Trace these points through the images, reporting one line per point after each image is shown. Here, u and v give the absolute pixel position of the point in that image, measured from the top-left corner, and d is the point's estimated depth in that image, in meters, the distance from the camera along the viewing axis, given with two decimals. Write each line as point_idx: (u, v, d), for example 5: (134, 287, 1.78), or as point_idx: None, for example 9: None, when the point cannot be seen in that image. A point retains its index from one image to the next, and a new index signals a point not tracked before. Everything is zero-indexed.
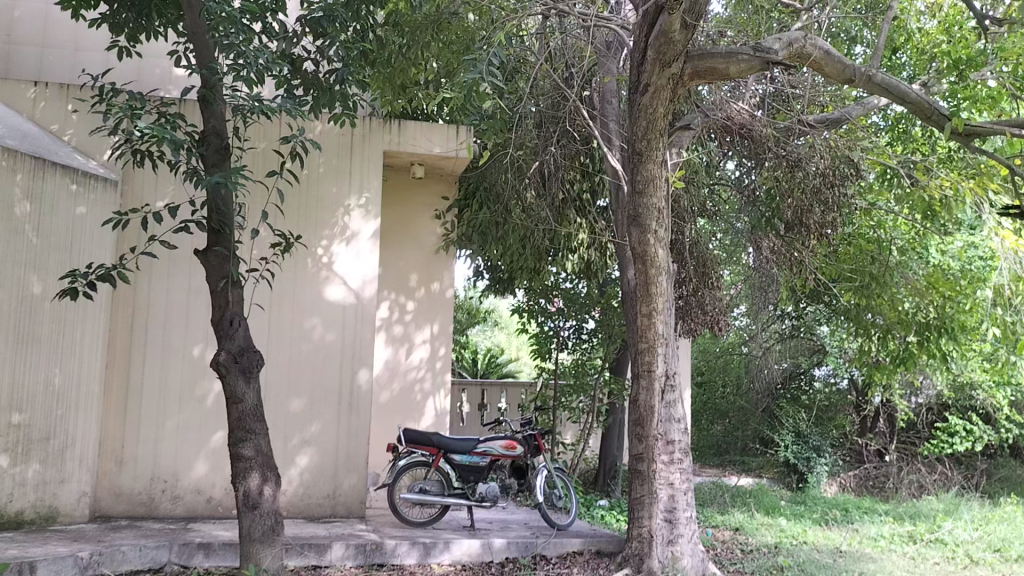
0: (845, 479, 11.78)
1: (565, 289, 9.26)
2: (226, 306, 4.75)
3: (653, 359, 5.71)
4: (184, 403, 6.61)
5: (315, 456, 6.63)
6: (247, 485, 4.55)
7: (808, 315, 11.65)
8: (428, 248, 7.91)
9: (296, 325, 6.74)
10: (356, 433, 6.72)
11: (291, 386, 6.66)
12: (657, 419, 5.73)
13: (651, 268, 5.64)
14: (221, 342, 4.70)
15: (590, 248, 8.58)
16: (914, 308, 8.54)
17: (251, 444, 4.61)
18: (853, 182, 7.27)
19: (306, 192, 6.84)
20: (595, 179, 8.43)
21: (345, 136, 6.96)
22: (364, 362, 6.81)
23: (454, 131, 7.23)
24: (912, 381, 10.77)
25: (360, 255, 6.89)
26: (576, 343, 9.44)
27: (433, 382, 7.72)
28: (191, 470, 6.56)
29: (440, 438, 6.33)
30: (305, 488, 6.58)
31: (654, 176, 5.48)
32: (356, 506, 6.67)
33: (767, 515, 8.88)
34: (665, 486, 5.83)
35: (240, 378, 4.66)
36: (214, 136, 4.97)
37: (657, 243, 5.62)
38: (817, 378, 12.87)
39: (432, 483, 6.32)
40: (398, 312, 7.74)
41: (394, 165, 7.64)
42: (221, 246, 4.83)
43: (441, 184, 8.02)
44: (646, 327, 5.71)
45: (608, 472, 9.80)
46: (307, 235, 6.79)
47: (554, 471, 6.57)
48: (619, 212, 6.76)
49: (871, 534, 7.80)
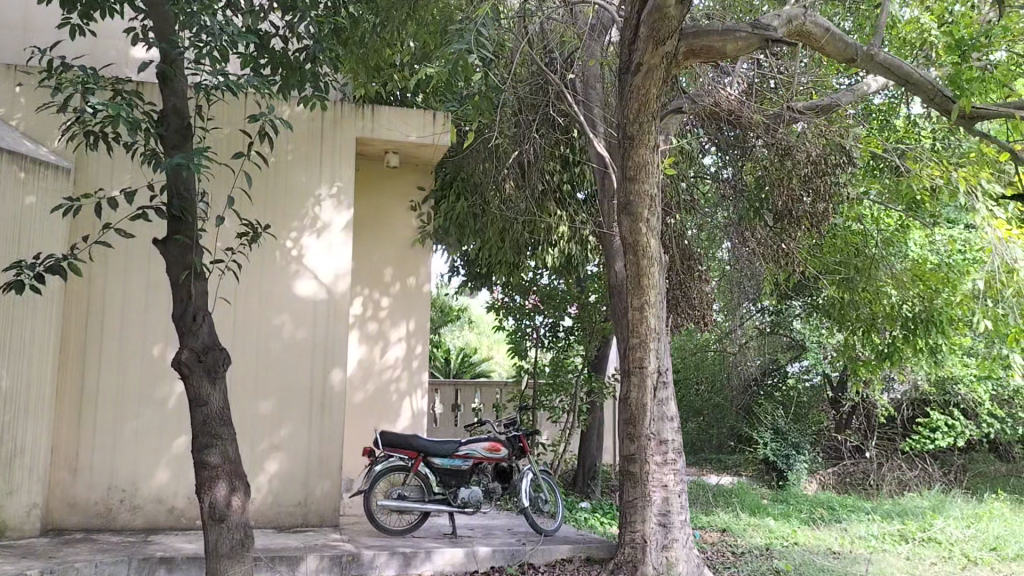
0: (824, 476, 11.62)
1: (542, 286, 8.88)
2: (189, 300, 4.35)
3: (644, 355, 5.36)
4: (143, 407, 6.18)
5: (286, 462, 6.24)
6: (213, 496, 4.15)
7: (787, 312, 11.43)
8: (404, 241, 7.50)
9: (264, 322, 6.34)
10: (329, 436, 6.33)
11: (258, 386, 6.27)
12: (649, 418, 5.36)
13: (643, 259, 5.32)
14: (184, 340, 4.31)
15: (570, 242, 8.26)
16: (900, 302, 8.36)
17: (218, 451, 4.22)
18: (845, 169, 7.02)
19: (273, 181, 6.45)
20: (574, 170, 8.19)
21: (316, 121, 6.57)
22: (337, 361, 6.43)
23: (431, 117, 6.87)
24: (895, 377, 10.63)
25: (332, 248, 6.51)
26: (552, 339, 9.10)
27: (410, 382, 7.33)
28: (152, 477, 6.13)
29: (420, 442, 5.99)
30: (275, 496, 6.18)
31: (646, 161, 5.16)
32: (329, 514, 6.28)
33: (754, 514, 8.62)
34: (657, 487, 5.55)
35: (204, 379, 4.26)
36: (175, 116, 4.56)
37: (650, 232, 5.29)
38: (791, 374, 12.52)
39: (411, 489, 5.95)
40: (372, 308, 7.34)
41: (367, 153, 7.25)
42: (183, 235, 4.44)
43: (417, 173, 7.59)
44: (637, 321, 5.39)
45: (588, 473, 9.53)
46: (275, 225, 6.40)
47: (539, 474, 6.29)
48: (603, 198, 6.46)
49: (862, 533, 7.59)
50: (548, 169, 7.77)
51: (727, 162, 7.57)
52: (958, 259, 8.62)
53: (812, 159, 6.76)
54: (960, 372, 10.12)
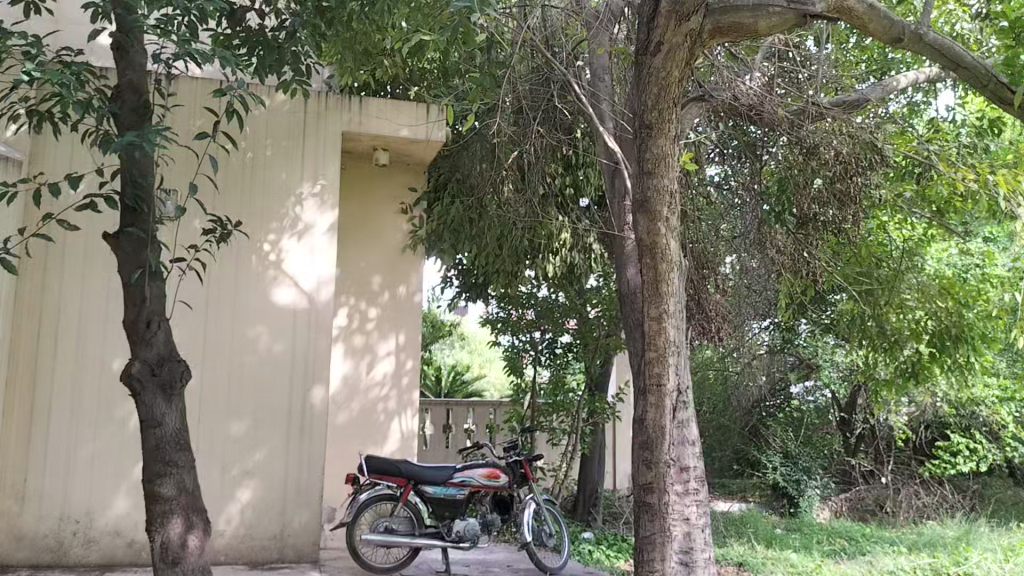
0: (838, 504, 10.93)
1: (540, 299, 8.21)
2: (142, 305, 3.74)
3: (663, 371, 4.67)
4: (101, 428, 5.51)
5: (260, 489, 5.59)
6: (166, 535, 3.49)
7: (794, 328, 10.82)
8: (393, 247, 6.91)
9: (237, 333, 5.72)
10: (309, 461, 5.68)
11: (229, 404, 5.63)
12: (670, 442, 4.69)
13: (662, 263, 4.64)
14: (136, 350, 3.68)
15: (573, 250, 7.66)
16: (928, 317, 7.80)
17: (172, 481, 3.58)
18: (878, 170, 6.45)
19: (249, 178, 5.85)
20: (578, 173, 7.67)
21: (297, 114, 5.99)
22: (319, 378, 5.80)
23: (424, 110, 6.29)
24: (915, 397, 10.09)
25: (314, 252, 5.91)
26: (551, 357, 8.48)
27: (399, 401, 6.70)
28: (109, 507, 5.46)
29: (410, 468, 5.35)
30: (248, 528, 5.53)
31: (668, 152, 4.56)
32: (309, 549, 5.62)
33: (771, 545, 8.02)
34: (680, 523, 4.88)
35: (159, 396, 3.63)
36: (131, 92, 3.94)
37: (670, 233, 4.63)
38: (795, 396, 12.04)
39: (400, 521, 5.30)
40: (359, 320, 6.72)
41: (355, 151, 6.66)
42: (137, 228, 3.83)
43: (408, 174, 6.99)
44: (655, 332, 4.69)
45: (589, 500, 8.90)
46: (251, 226, 5.80)
47: (543, 506, 5.66)
48: (612, 198, 5.94)
49: (890, 568, 7.00)
50: (550, 172, 7.25)
51: (736, 172, 7.18)
52: (978, 283, 8.21)
53: (840, 159, 6.19)
54: (981, 393, 9.67)
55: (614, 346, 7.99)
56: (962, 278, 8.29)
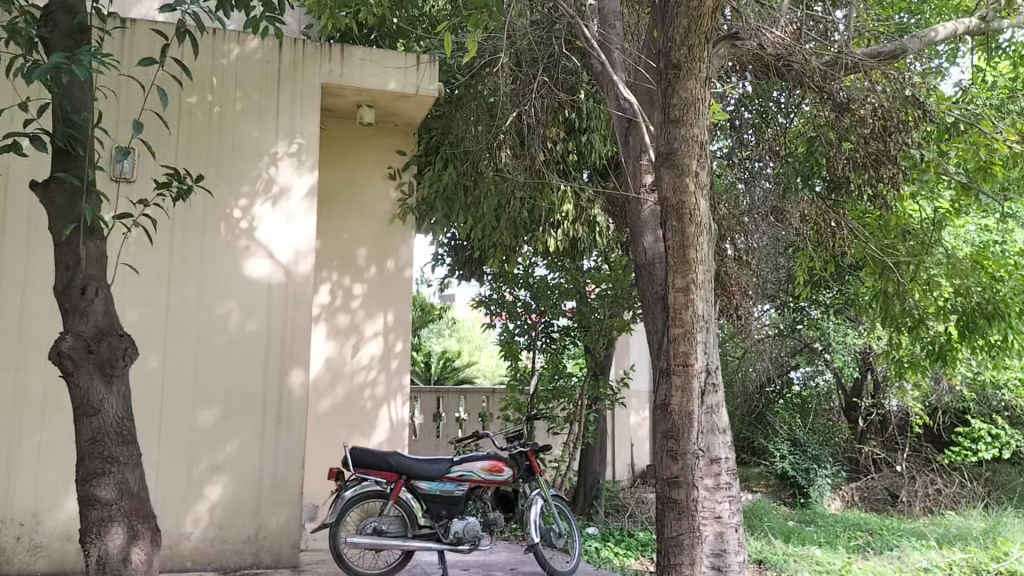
0: (847, 493, 10.59)
1: (537, 278, 7.45)
2: (76, 268, 3.08)
3: (690, 350, 3.97)
4: (48, 417, 4.80)
5: (231, 487, 4.95)
6: (103, 548, 2.86)
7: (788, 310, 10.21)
8: (380, 216, 6.21)
9: (203, 311, 5.05)
10: (287, 455, 5.05)
11: (196, 392, 4.97)
12: (699, 431, 3.96)
13: (690, 226, 3.97)
14: (68, 322, 3.03)
15: (576, 223, 7.10)
16: (959, 293, 7.25)
17: (112, 482, 2.94)
18: (918, 128, 5.82)
19: (216, 135, 5.19)
20: (581, 138, 7.05)
21: (270, 64, 5.34)
22: (298, 360, 5.16)
23: (414, 62, 5.63)
24: (931, 383, 9.61)
25: (291, 219, 5.26)
26: (548, 342, 7.71)
27: (388, 386, 6.04)
28: (59, 508, 4.76)
29: (401, 461, 4.71)
30: (218, 530, 4.89)
31: (697, 98, 3.99)
32: (287, 552, 4.98)
33: (790, 540, 7.46)
34: (710, 522, 4.19)
35: (96, 378, 2.99)
36: (63, 14, 3.24)
37: (700, 191, 3.97)
38: (795, 382, 11.39)
39: (391, 521, 4.68)
40: (342, 297, 6.06)
41: (336, 108, 5.97)
42: (71, 176, 3.18)
43: (396, 136, 6.29)
44: (681, 305, 3.99)
45: (590, 491, 8.30)
46: (218, 189, 5.14)
47: (551, 501, 5.04)
48: (625, 158, 5.27)
49: (923, 564, 6.46)
50: (551, 135, 6.65)
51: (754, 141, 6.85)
52: (1008, 257, 7.67)
53: (882, 111, 5.58)
54: (1005, 376, 9.16)
55: (620, 327, 7.23)
56: (994, 253, 7.74)
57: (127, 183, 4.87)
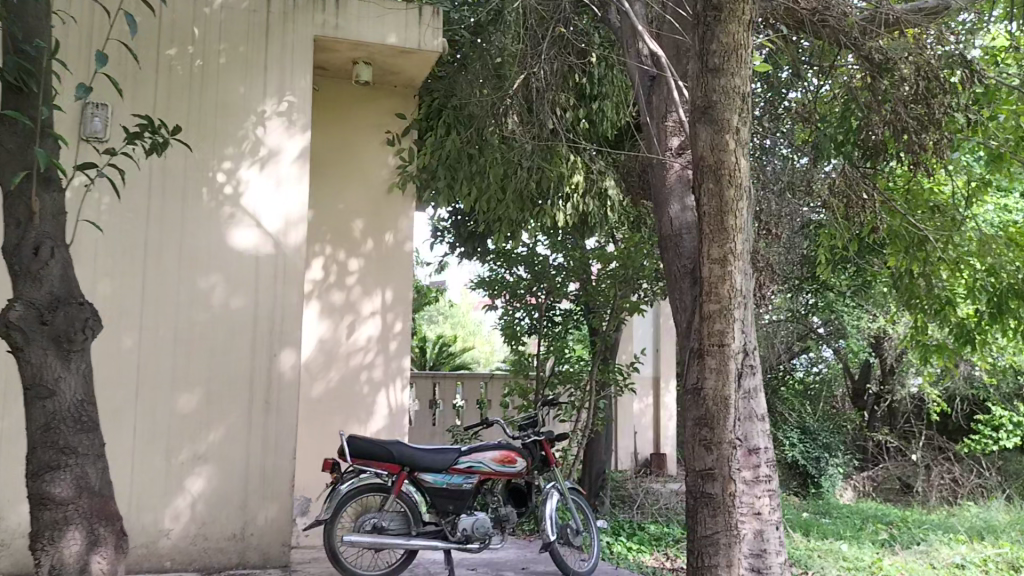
0: (859, 481, 10.24)
1: (540, 256, 6.91)
2: (28, 225, 2.61)
3: (727, 328, 3.15)
4: (9, 401, 4.31)
5: (215, 478, 4.49)
6: (58, 556, 2.42)
7: (799, 294, 9.53)
8: (379, 186, 5.73)
9: (184, 285, 4.57)
10: (277, 443, 4.61)
11: (176, 374, 4.50)
12: (736, 416, 3.17)
13: (730, 188, 3.13)
14: (17, 288, 2.56)
15: (586, 196, 6.54)
16: (989, 274, 6.87)
17: (70, 477, 2.49)
18: (962, 92, 5.40)
19: (197, 90, 4.70)
20: (592, 105, 6.61)
21: (258, 13, 4.85)
22: (289, 340, 4.71)
23: (415, 15, 5.14)
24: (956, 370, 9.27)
25: (281, 185, 4.79)
26: (547, 326, 7.16)
27: (386, 370, 5.58)
28: (22, 503, 4.28)
29: (403, 451, 4.27)
30: (201, 526, 4.44)
31: (741, 43, 3.16)
32: (277, 550, 4.54)
33: (811, 533, 7.08)
34: (748, 518, 3.73)
35: (51, 354, 2.52)
36: None
37: (740, 148, 3.15)
38: (796, 369, 10.90)
39: (393, 518, 4.24)
40: (337, 272, 5.60)
41: (330, 67, 5.50)
42: (26, 117, 2.72)
43: (395, 98, 5.82)
44: (717, 279, 3.13)
45: (596, 480, 7.81)
46: (200, 150, 4.66)
47: (568, 495, 4.60)
48: (647, 118, 4.86)
49: (956, 559, 6.08)
50: (561, 101, 6.17)
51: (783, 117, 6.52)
52: None
53: (922, 72, 5.21)
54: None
55: (631, 309, 6.71)
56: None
57: (99, 141, 4.39)
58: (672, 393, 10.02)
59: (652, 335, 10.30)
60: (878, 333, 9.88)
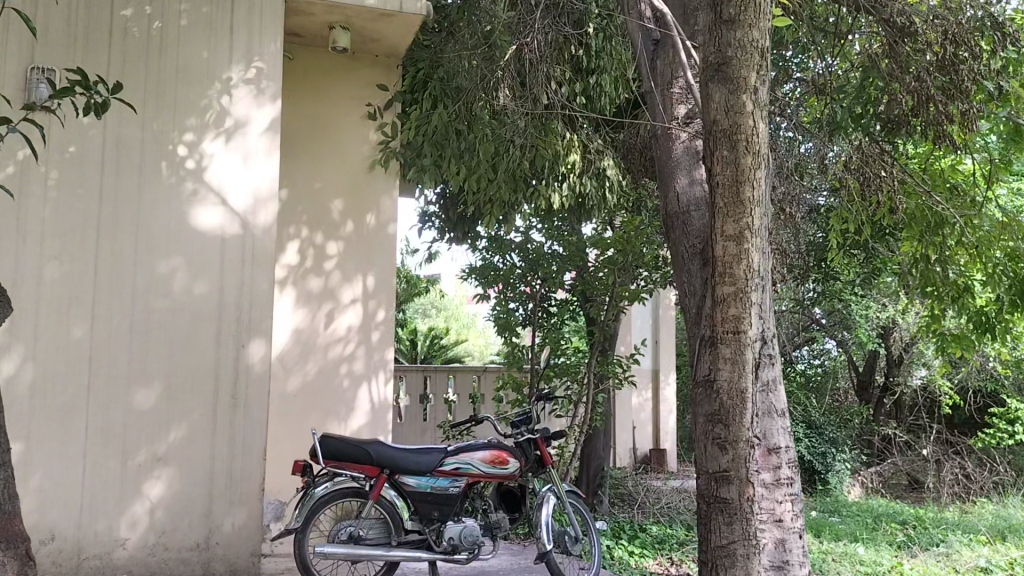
0: (865, 476, 9.91)
1: (534, 244, 6.42)
2: None
3: (744, 312, 2.72)
4: None
5: (176, 482, 4.07)
6: None
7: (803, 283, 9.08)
8: (358, 164, 5.30)
9: (141, 269, 4.14)
10: (245, 442, 4.18)
11: (132, 367, 4.06)
12: (754, 412, 2.75)
13: (747, 155, 2.69)
14: None
15: (584, 176, 6.21)
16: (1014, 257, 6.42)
17: None
18: (991, 58, 5.01)
19: (154, 56, 4.25)
20: (589, 80, 6.22)
21: None
22: (258, 330, 4.29)
23: None
24: (987, 355, 8.83)
25: (247, 160, 4.37)
26: (545, 317, 6.71)
27: (368, 362, 5.15)
28: None
29: (382, 451, 3.86)
30: (160, 535, 4.01)
31: None
32: (246, 558, 4.13)
33: (824, 533, 6.66)
34: (769, 527, 2.98)
35: None
36: None
37: (762, 107, 2.71)
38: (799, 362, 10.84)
39: (371, 526, 3.85)
40: (314, 257, 5.17)
41: (306, 33, 5.07)
42: None
43: (376, 68, 5.36)
44: (732, 259, 2.71)
45: (594, 478, 7.40)
46: (158, 121, 4.22)
47: (565, 498, 4.17)
48: (653, 85, 4.40)
49: (980, 562, 5.68)
50: (557, 74, 5.74)
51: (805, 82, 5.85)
52: None
53: (951, 36, 4.83)
54: None
55: (631, 297, 6.24)
56: None
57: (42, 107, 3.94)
58: (672, 387, 9.64)
59: (650, 326, 9.83)
60: (887, 323, 9.37)
